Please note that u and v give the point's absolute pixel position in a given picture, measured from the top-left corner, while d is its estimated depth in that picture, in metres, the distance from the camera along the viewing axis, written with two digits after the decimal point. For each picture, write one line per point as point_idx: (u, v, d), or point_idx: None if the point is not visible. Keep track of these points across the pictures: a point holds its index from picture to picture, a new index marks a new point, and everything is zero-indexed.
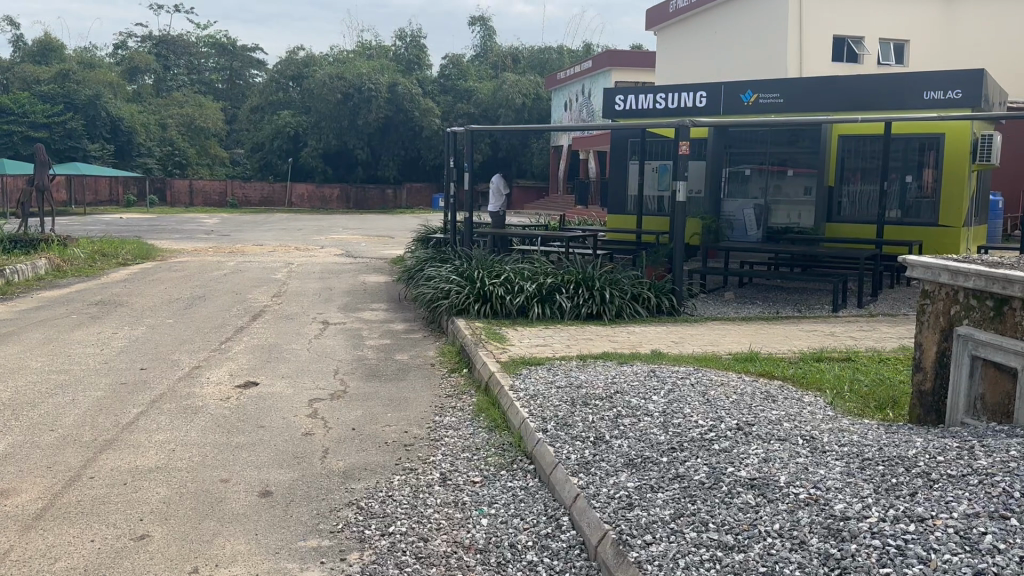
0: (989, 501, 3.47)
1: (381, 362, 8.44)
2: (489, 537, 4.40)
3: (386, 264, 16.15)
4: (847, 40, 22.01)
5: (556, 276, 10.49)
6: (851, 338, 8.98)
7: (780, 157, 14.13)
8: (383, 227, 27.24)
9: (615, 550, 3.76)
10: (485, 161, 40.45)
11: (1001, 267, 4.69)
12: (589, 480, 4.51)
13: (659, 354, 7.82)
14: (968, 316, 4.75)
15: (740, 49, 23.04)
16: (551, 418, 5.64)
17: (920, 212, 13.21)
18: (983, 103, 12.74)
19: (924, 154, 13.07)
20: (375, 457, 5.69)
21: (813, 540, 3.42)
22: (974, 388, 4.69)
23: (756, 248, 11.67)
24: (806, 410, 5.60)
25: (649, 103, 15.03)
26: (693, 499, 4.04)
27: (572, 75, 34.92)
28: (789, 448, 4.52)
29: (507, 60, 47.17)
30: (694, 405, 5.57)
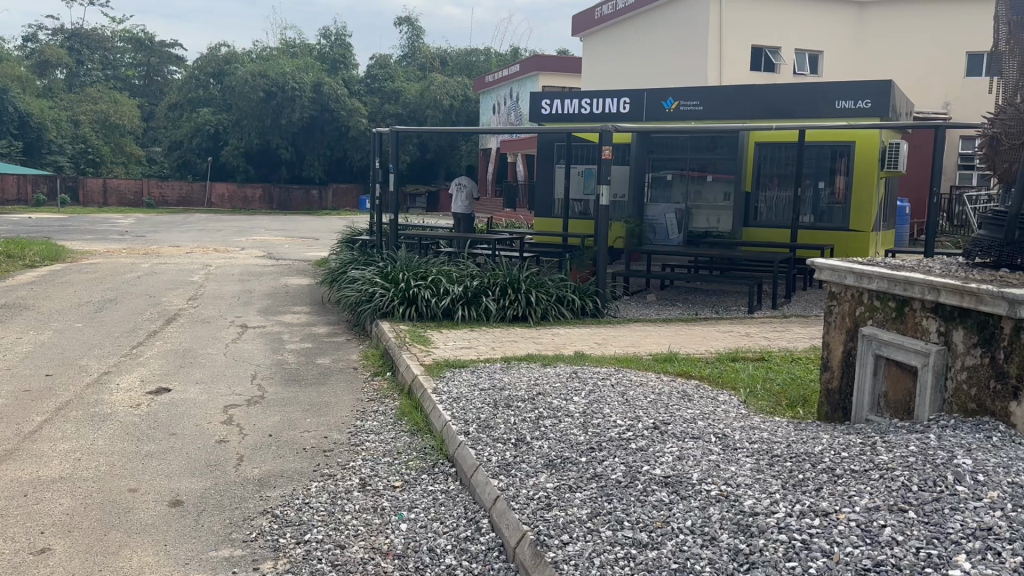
0: (889, 495, 3.60)
1: (301, 367, 8.29)
2: (408, 542, 4.36)
3: (310, 266, 15.88)
4: (765, 51, 22.67)
5: (482, 278, 10.49)
6: (765, 338, 9.25)
7: (700, 162, 14.45)
8: (306, 228, 26.78)
9: (533, 550, 3.77)
10: (412, 163, 40.17)
11: (902, 270, 4.89)
12: (509, 482, 4.51)
13: (582, 356, 7.88)
14: (872, 316, 4.95)
15: (663, 57, 23.46)
16: (473, 421, 5.63)
17: (833, 217, 13.71)
18: (891, 113, 13.28)
19: (836, 161, 13.57)
20: (293, 463, 5.57)
21: (723, 536, 3.50)
22: (878, 386, 4.87)
23: (678, 250, 11.90)
24: (720, 408, 5.75)
25: (575, 107, 15.10)
26: (609, 497, 4.08)
27: (500, 78, 34.97)
28: (703, 445, 4.62)
29: (436, 61, 46.90)
30: (613, 405, 5.64)
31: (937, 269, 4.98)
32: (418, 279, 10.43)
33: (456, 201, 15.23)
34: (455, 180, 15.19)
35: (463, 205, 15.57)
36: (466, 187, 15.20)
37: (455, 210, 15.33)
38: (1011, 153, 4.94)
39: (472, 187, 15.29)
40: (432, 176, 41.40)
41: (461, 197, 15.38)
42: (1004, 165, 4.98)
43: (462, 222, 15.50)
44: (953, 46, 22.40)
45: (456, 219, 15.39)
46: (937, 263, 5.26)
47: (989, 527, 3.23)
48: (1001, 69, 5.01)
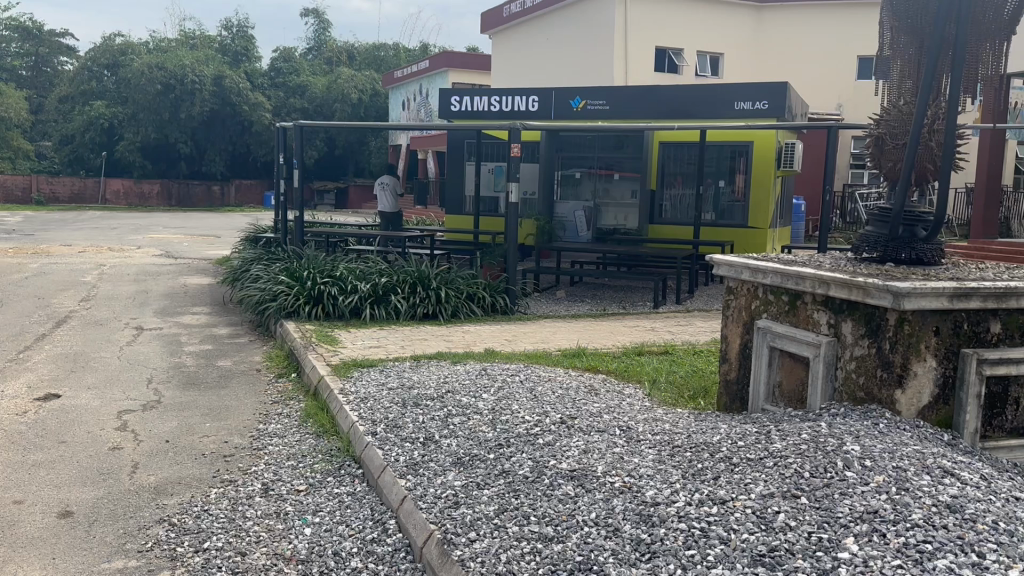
0: (783, 482, 3.73)
1: (201, 369, 8.02)
2: (311, 546, 4.26)
3: (212, 265, 15.38)
4: (668, 53, 23.20)
5: (391, 275, 10.36)
6: (670, 332, 9.45)
7: (607, 161, 14.67)
8: (208, 226, 25.96)
9: (439, 549, 3.76)
10: (319, 158, 39.39)
11: (795, 265, 5.09)
12: (417, 481, 4.47)
13: (492, 353, 7.89)
14: (767, 309, 5.14)
15: (571, 56, 23.72)
16: (381, 421, 5.54)
17: (733, 215, 14.16)
18: (786, 114, 13.75)
19: (735, 161, 14.01)
20: (191, 470, 5.39)
21: (626, 527, 3.55)
22: (773, 376, 5.06)
23: (586, 247, 12.06)
24: (625, 402, 5.87)
25: (484, 105, 15.10)
26: (516, 493, 4.10)
27: (410, 74, 34.67)
28: (608, 439, 4.70)
29: (342, 56, 46.12)
30: (522, 401, 5.66)
31: (829, 263, 5.18)
32: (324, 277, 10.23)
33: (381, 199, 15.14)
34: (379, 179, 15.11)
35: (388, 203, 15.49)
36: (391, 186, 15.12)
37: (380, 208, 15.25)
38: (895, 152, 5.19)
39: (397, 186, 15.22)
40: (340, 173, 40.70)
41: (386, 195, 15.29)
42: (890, 164, 5.22)
43: (389, 220, 15.42)
44: (845, 50, 23.40)
45: (382, 216, 15.30)
46: (828, 258, 5.48)
47: (874, 510, 3.40)
48: (886, 71, 5.26)
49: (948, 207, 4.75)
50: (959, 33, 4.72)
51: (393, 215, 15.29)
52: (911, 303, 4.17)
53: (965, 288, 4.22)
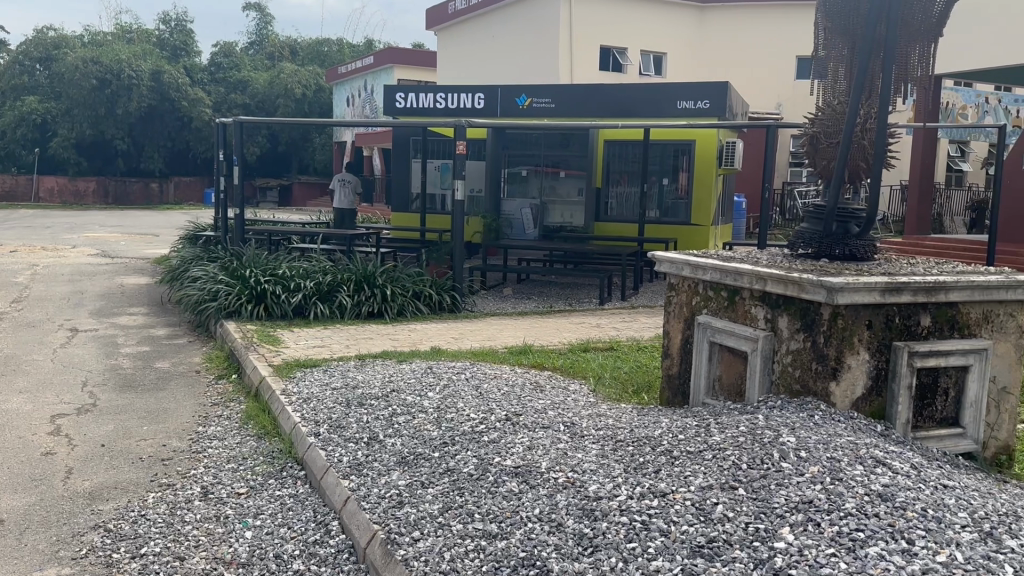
0: (721, 474, 3.80)
1: (138, 372, 7.82)
2: (253, 549, 4.20)
3: (150, 264, 15.01)
4: (613, 52, 23.40)
5: (335, 274, 10.24)
6: (615, 329, 9.55)
7: (553, 158, 14.73)
8: (146, 224, 25.30)
9: (383, 549, 3.74)
10: (261, 155, 38.73)
11: (733, 261, 5.19)
12: (360, 481, 4.44)
13: (438, 351, 7.87)
14: (707, 305, 5.23)
15: (516, 54, 23.77)
16: (324, 421, 5.48)
17: (677, 212, 14.36)
18: (728, 112, 13.92)
19: (678, 159, 14.22)
20: (128, 474, 5.26)
21: (569, 521, 3.59)
22: (713, 371, 5.15)
23: (532, 245, 12.09)
24: (570, 398, 5.91)
25: (430, 102, 15.06)
26: (461, 491, 4.10)
27: (354, 70, 34.33)
28: (552, 435, 4.73)
29: (285, 50, 45.40)
30: (467, 398, 5.65)
31: (766, 260, 5.29)
32: (266, 276, 10.08)
33: (338, 196, 14.97)
34: (339, 174, 14.94)
35: (345, 200, 15.32)
36: (350, 183, 14.96)
37: (335, 204, 15.08)
38: (829, 150, 5.33)
39: (356, 183, 15.06)
40: (283, 170, 40.10)
41: (344, 192, 15.12)
42: (824, 162, 5.35)
43: (343, 218, 15.26)
44: (784, 50, 23.84)
45: (337, 213, 15.14)
46: (765, 254, 5.59)
47: (809, 500, 3.48)
48: (822, 70, 5.38)
49: (879, 205, 4.89)
50: (889, 35, 4.86)
51: (347, 212, 15.19)
52: (845, 297, 4.28)
53: (896, 282, 4.34)
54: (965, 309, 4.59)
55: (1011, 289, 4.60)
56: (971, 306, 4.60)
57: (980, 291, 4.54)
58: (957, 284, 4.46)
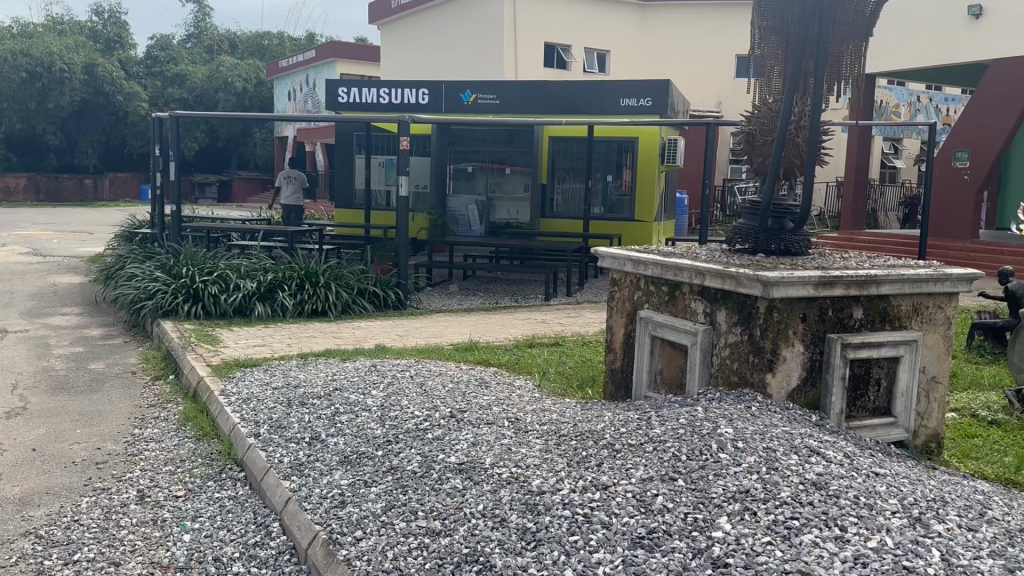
0: (662, 466, 3.86)
1: (71, 374, 7.60)
2: (191, 553, 4.12)
3: (84, 262, 14.59)
4: (557, 48, 23.52)
5: (277, 272, 10.08)
6: (560, 324, 9.61)
7: (499, 155, 14.73)
8: (80, 222, 24.56)
9: (324, 550, 3.71)
10: (200, 150, 37.90)
11: (673, 256, 5.26)
12: (302, 482, 4.39)
13: (383, 348, 7.81)
14: (649, 300, 5.31)
15: (459, 50, 23.70)
16: (264, 421, 5.40)
17: (621, 208, 14.50)
18: (670, 110, 14.08)
19: (622, 156, 14.37)
20: (60, 479, 5.11)
21: (513, 517, 3.60)
22: (655, 364, 5.23)
23: (477, 241, 12.07)
24: (515, 394, 5.94)
25: (373, 97, 14.96)
26: (404, 489, 4.08)
27: (295, 64, 33.82)
28: (496, 431, 4.74)
29: (224, 43, 44.48)
30: (412, 396, 5.62)
31: (705, 255, 5.37)
32: (204, 274, 9.88)
33: (285, 192, 14.76)
34: (284, 170, 14.70)
35: (292, 196, 15.11)
36: (296, 179, 14.75)
37: (282, 201, 14.87)
38: (766, 147, 5.43)
39: (302, 179, 14.84)
40: (223, 165, 39.31)
41: (291, 188, 14.91)
42: (760, 159, 5.46)
43: (290, 215, 15.07)
44: (724, 48, 24.19)
45: (284, 209, 14.93)
46: (704, 249, 5.69)
47: (746, 490, 3.56)
48: (759, 69, 5.49)
49: (812, 201, 5.01)
50: (822, 36, 4.98)
51: (293, 208, 15.01)
52: (779, 291, 4.38)
53: (829, 276, 4.45)
54: (895, 302, 4.73)
55: (938, 281, 4.76)
56: (901, 299, 4.74)
57: (910, 283, 4.68)
58: (888, 277, 4.59)
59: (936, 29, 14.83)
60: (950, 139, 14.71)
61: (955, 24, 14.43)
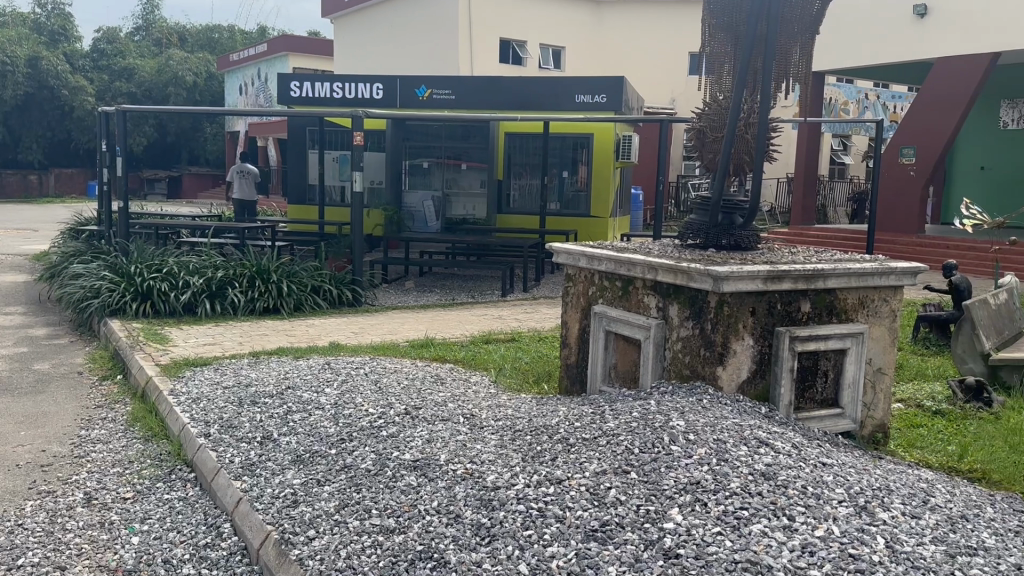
0: (615, 459, 3.89)
1: (14, 375, 7.39)
2: (139, 556, 4.04)
3: (28, 260, 14.20)
4: (512, 44, 23.54)
5: (227, 269, 9.92)
6: (516, 320, 9.62)
7: (455, 150, 14.68)
8: (23, 219, 23.88)
9: (277, 550, 3.67)
10: (149, 145, 37.13)
11: (627, 251, 5.30)
12: (253, 482, 4.33)
13: (337, 346, 7.75)
14: (603, 295, 5.34)
15: (414, 45, 23.60)
16: (215, 421, 5.31)
17: (577, 205, 14.58)
18: (625, 107, 14.19)
19: (577, 152, 14.43)
20: (2, 483, 4.98)
21: (467, 513, 3.60)
22: (610, 358, 5.28)
23: (434, 238, 12.01)
24: (471, 390, 5.94)
25: (326, 91, 14.75)
26: (358, 487, 4.05)
27: (246, 58, 33.34)
28: (451, 427, 4.73)
29: (172, 37, 43.62)
30: (365, 394, 5.59)
31: (657, 250, 5.43)
32: (153, 272, 9.69)
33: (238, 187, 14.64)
34: (239, 164, 14.57)
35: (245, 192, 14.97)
36: (250, 175, 14.65)
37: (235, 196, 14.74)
38: (716, 143, 5.50)
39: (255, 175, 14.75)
40: (173, 161, 38.58)
41: (243, 183, 14.79)
42: (710, 155, 5.52)
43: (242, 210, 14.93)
44: (678, 46, 24.46)
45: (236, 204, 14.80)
46: (657, 244, 5.74)
47: (697, 481, 3.61)
48: (709, 66, 5.54)
49: (761, 196, 5.10)
50: (770, 36, 5.06)
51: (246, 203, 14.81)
52: (729, 285, 4.45)
53: (778, 270, 4.52)
54: (842, 295, 4.82)
55: (883, 275, 4.86)
56: (848, 292, 4.84)
57: (856, 277, 4.78)
58: (835, 271, 4.68)
59: (881, 28, 15.18)
60: (897, 136, 14.93)
61: (902, 20, 14.78)
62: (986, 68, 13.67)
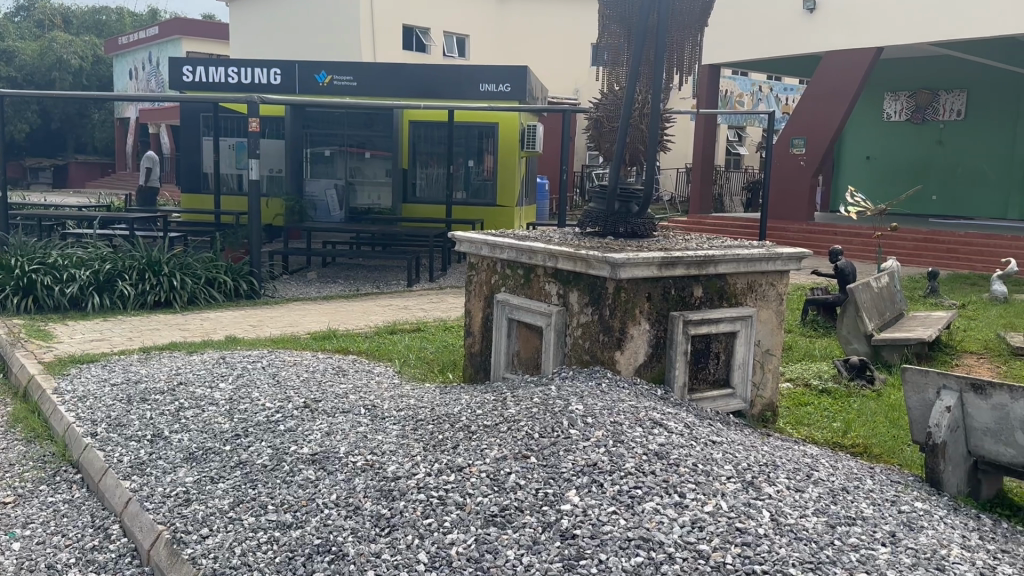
0: (516, 444, 3.93)
1: None
2: (19, 562, 3.85)
3: None
4: (416, 31, 23.45)
5: (116, 261, 9.52)
6: (421, 310, 9.57)
7: (358, 138, 14.42)
8: None
9: (168, 550, 3.56)
10: (32, 132, 35.17)
11: (528, 239, 5.35)
12: (143, 481, 4.18)
13: (234, 340, 7.54)
14: (505, 283, 5.38)
15: (314, 31, 23.05)
16: (102, 420, 5.09)
17: (483, 194, 14.60)
18: (528, 97, 14.28)
19: (483, 141, 14.45)
20: None
21: (367, 504, 3.57)
22: (512, 345, 5.32)
23: (337, 228, 11.78)
24: (373, 380, 5.90)
25: (222, 76, 14.35)
26: (253, 483, 3.97)
27: (136, 41, 31.97)
28: (352, 419, 4.68)
29: (55, 18, 41.35)
30: (262, 388, 5.46)
31: (557, 238, 5.49)
32: (35, 264, 9.20)
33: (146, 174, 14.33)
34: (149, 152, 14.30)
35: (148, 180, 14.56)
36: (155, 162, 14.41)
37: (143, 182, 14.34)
38: (611, 132, 5.62)
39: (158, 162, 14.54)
40: (59, 149, 36.65)
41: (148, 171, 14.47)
42: (608, 144, 5.63)
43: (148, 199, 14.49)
44: (580, 37, 24.74)
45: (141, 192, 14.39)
46: (557, 233, 5.80)
47: (594, 463, 3.68)
48: (603, 57, 5.66)
49: (655, 184, 5.24)
50: (660, 28, 5.17)
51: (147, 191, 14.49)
52: (626, 272, 4.54)
53: (671, 256, 4.65)
54: (732, 280, 5.00)
55: (770, 260, 5.06)
56: (737, 277, 5.01)
57: (745, 263, 4.96)
58: (725, 257, 4.84)
59: (772, 24, 15.71)
60: (788, 127, 15.53)
61: (792, 15, 15.35)
62: (869, 63, 14.37)
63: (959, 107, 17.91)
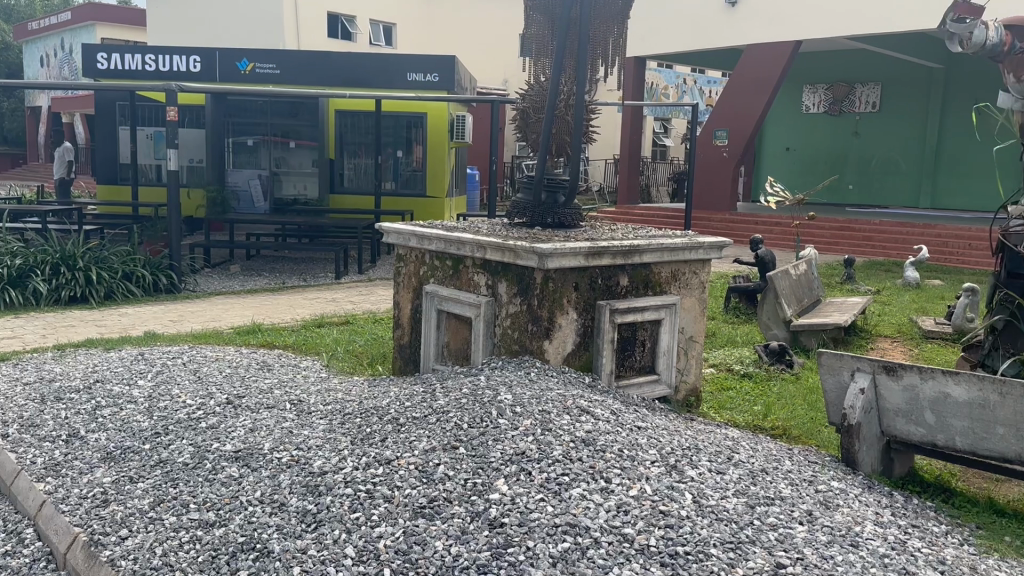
0: (444, 435, 3.94)
1: None
2: None
3: None
4: (340, 19, 23.27)
5: (28, 256, 9.16)
6: (350, 302, 9.47)
7: (283, 128, 14.15)
8: None
9: (85, 553, 3.45)
10: None
11: (455, 231, 5.34)
12: (58, 483, 4.03)
13: (153, 336, 7.33)
14: (434, 274, 5.37)
15: (234, 17, 22.40)
16: (13, 421, 4.89)
17: (413, 184, 14.50)
18: (456, 87, 14.24)
19: (412, 132, 14.34)
20: None
21: (293, 500, 3.53)
22: (441, 337, 5.32)
23: (261, 219, 11.53)
24: (299, 375, 5.82)
25: (138, 63, 13.88)
26: (174, 482, 3.88)
27: (48, 26, 30.65)
28: (277, 414, 4.60)
29: None
30: (183, 384, 5.33)
31: (484, 229, 5.50)
32: None
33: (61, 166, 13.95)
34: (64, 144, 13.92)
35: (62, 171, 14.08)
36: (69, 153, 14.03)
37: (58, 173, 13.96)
38: (538, 124, 5.66)
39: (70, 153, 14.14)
40: None
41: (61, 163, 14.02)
42: (533, 135, 5.68)
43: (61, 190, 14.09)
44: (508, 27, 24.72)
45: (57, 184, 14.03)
46: (485, 223, 5.80)
47: (522, 451, 3.72)
48: (528, 50, 5.68)
49: (580, 175, 5.32)
50: (581, 21, 5.20)
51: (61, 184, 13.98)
52: (554, 261, 4.57)
53: (597, 246, 4.71)
54: (655, 269, 5.09)
55: (693, 249, 5.17)
56: (661, 266, 5.11)
57: (668, 252, 5.05)
58: (649, 247, 4.93)
59: (694, 16, 16.00)
60: (711, 119, 15.82)
61: (714, 8, 15.65)
62: (789, 56, 14.76)
63: (873, 99, 18.54)
